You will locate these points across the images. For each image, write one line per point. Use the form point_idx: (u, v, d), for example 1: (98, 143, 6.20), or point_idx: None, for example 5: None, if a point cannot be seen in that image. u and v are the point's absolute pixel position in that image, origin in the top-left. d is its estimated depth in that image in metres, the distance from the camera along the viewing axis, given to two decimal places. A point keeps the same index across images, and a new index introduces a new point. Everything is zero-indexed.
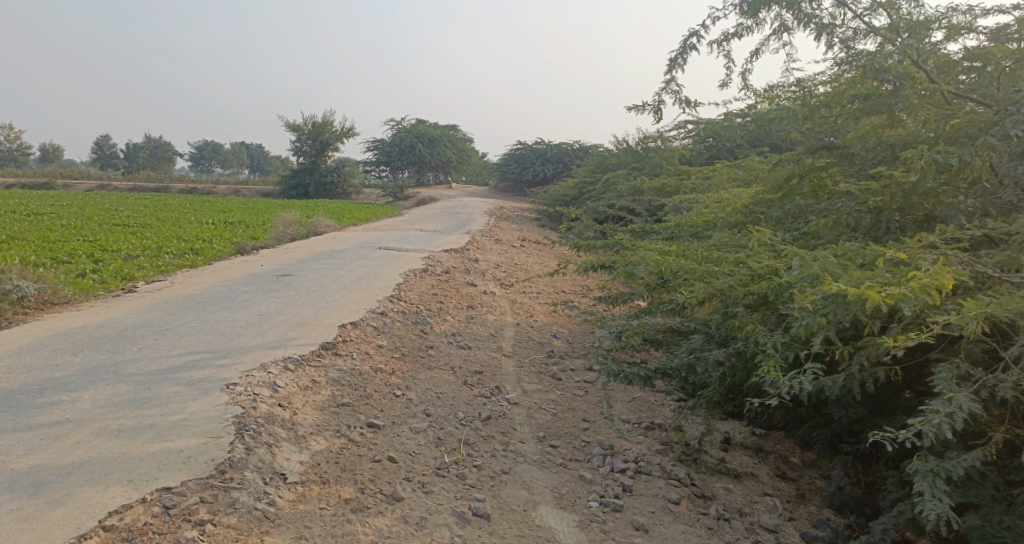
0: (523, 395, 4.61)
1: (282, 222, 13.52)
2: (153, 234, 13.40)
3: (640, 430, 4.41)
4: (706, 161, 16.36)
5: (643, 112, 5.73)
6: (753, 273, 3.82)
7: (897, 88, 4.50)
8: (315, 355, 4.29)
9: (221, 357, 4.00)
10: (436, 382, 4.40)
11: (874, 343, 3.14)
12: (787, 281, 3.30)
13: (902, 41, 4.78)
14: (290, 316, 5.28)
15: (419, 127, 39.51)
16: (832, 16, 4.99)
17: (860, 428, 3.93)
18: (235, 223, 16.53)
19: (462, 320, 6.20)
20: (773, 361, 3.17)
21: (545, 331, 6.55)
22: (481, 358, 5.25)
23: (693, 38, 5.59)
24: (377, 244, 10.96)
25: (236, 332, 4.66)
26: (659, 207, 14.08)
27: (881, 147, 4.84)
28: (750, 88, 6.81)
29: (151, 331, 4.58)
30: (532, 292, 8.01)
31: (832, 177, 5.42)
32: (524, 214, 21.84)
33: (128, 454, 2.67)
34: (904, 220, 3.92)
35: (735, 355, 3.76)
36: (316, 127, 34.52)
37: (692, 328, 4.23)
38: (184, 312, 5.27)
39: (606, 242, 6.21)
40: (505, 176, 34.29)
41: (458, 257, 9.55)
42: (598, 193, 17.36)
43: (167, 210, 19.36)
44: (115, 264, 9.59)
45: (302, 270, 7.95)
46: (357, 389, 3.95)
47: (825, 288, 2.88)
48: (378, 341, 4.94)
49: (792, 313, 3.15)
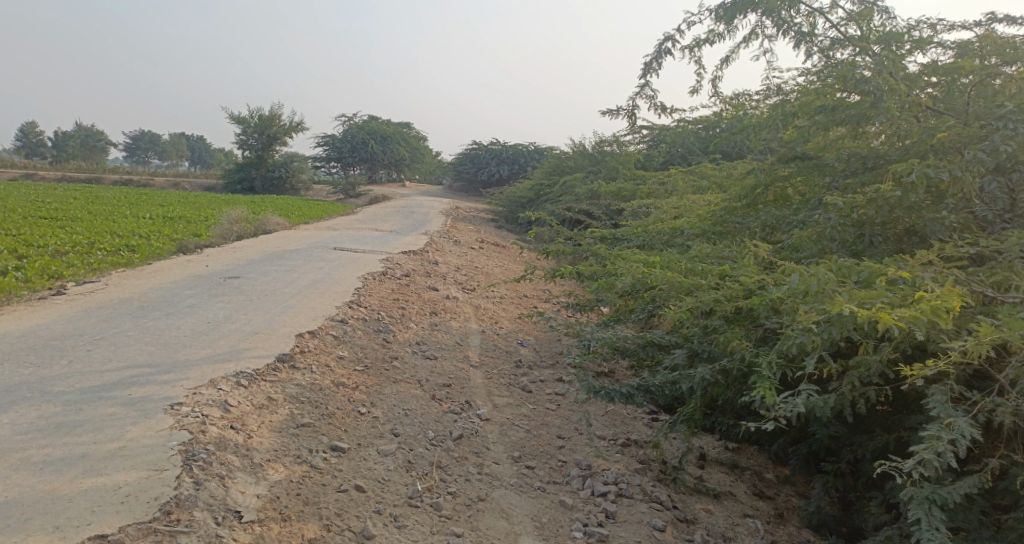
0: (493, 411, 4.37)
1: (227, 219, 12.90)
2: (85, 229, 12.62)
3: (615, 447, 4.20)
4: (661, 166, 16.39)
5: (616, 116, 5.57)
6: (740, 286, 3.66)
7: (878, 99, 4.41)
8: (270, 369, 3.95)
9: (164, 372, 3.62)
10: (402, 397, 4.11)
11: (868, 362, 2.99)
12: (778, 297, 3.13)
13: (880, 51, 4.71)
14: (241, 324, 4.90)
15: (371, 124, 38.77)
16: (811, 24, 4.90)
17: (840, 446, 3.82)
18: (175, 219, 15.71)
19: (425, 328, 5.91)
20: (767, 381, 3.00)
21: (510, 339, 6.31)
22: (448, 369, 4.97)
23: (668, 43, 5.46)
24: (330, 245, 10.53)
25: (181, 342, 4.26)
26: (616, 211, 14.01)
27: (855, 160, 4.77)
28: (719, 95, 6.72)
29: (83, 341, 4.15)
30: (494, 297, 7.78)
31: (800, 187, 5.34)
32: (479, 215, 21.56)
33: (54, 494, 2.31)
34: (887, 234, 3.82)
35: (720, 372, 3.59)
36: (263, 120, 33.47)
37: (672, 342, 4.04)
38: (121, 319, 4.82)
39: (574, 249, 6.01)
40: (459, 176, 33.93)
41: (417, 260, 9.24)
42: (555, 195, 17.21)
43: (100, 203, 18.37)
44: (43, 261, 8.91)
45: (250, 272, 7.50)
46: (318, 407, 3.63)
47: (827, 307, 2.73)
48: (339, 352, 4.62)
49: (786, 331, 2.99)
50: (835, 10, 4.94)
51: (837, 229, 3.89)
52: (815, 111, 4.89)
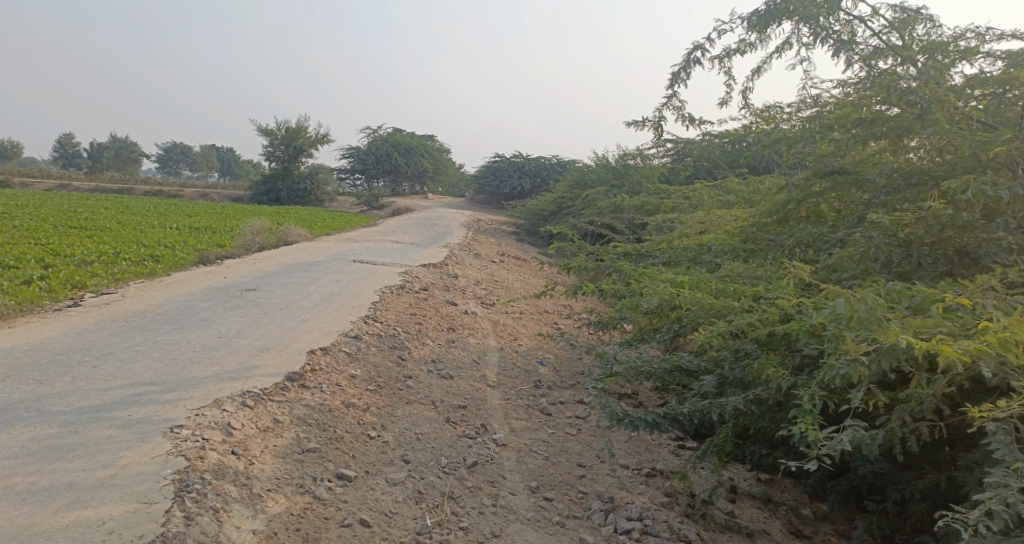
0: (511, 435, 4.15)
1: (249, 229, 12.88)
2: (111, 238, 12.70)
3: (640, 478, 3.96)
4: (685, 180, 16.09)
5: (642, 127, 5.36)
6: (774, 308, 3.41)
7: (924, 111, 4.13)
8: (278, 388, 3.78)
9: (167, 390, 3.46)
10: (415, 420, 3.92)
11: (919, 395, 2.73)
12: (819, 322, 2.88)
13: (925, 61, 4.44)
14: (253, 339, 4.75)
15: (395, 136, 38.96)
16: (851, 32, 4.66)
17: (885, 483, 3.54)
18: (201, 229, 15.79)
19: (442, 345, 5.72)
20: (806, 414, 2.76)
21: (530, 357, 6.10)
22: (464, 390, 4.78)
23: (697, 52, 5.25)
24: (350, 257, 10.42)
25: (190, 358, 4.12)
26: (640, 225, 13.74)
27: (896, 175, 4.48)
28: (749, 107, 6.47)
29: (90, 355, 4.03)
30: (514, 313, 7.58)
31: (834, 204, 5.09)
32: (500, 227, 21.42)
33: (34, 529, 2.15)
34: (937, 255, 3.53)
35: (753, 402, 3.34)
36: (290, 132, 33.78)
37: (701, 367, 3.80)
38: (132, 333, 4.70)
39: (597, 265, 5.78)
40: (482, 188, 33.89)
41: (437, 273, 9.08)
42: (578, 209, 16.99)
43: (128, 212, 18.57)
44: (66, 271, 8.91)
45: (268, 284, 7.39)
46: (326, 430, 3.45)
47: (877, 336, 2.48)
48: (351, 371, 4.45)
49: (828, 360, 2.74)
50: (876, 18, 4.69)
51: (882, 248, 3.62)
52: (853, 123, 4.63)
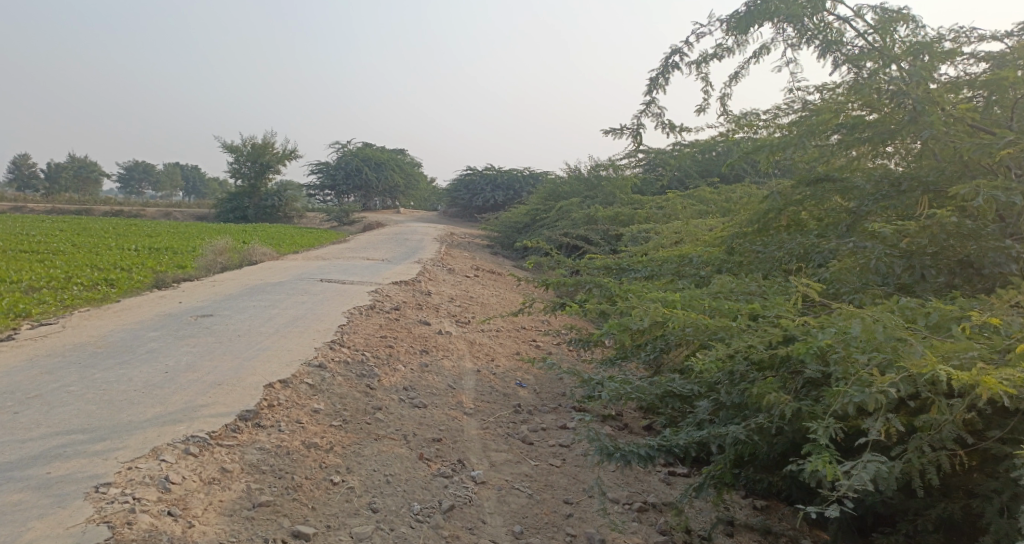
0: (490, 471, 3.79)
1: (211, 250, 12.37)
2: (65, 262, 12.07)
3: (631, 514, 3.62)
4: (657, 191, 15.91)
5: (620, 136, 5.09)
6: (774, 326, 3.12)
7: (917, 113, 3.90)
8: (229, 430, 3.39)
9: (98, 439, 3.06)
10: (383, 459, 3.55)
11: (938, 421, 2.42)
12: (827, 344, 2.59)
13: (913, 61, 4.23)
14: (204, 373, 4.34)
15: (365, 152, 38.51)
16: (839, 31, 4.48)
17: (898, 514, 3.21)
18: (162, 250, 15.18)
19: (414, 370, 5.34)
20: (821, 447, 2.45)
21: (508, 380, 5.75)
22: (438, 420, 4.41)
23: (676, 56, 5.01)
24: (317, 276, 10.00)
25: (130, 399, 3.71)
26: (615, 236, 13.50)
27: (886, 181, 4.22)
28: (726, 114, 6.24)
29: (14, 400, 3.59)
30: (489, 331, 7.25)
31: (815, 213, 4.83)
32: (473, 241, 21.07)
33: None
34: (941, 265, 3.28)
35: (755, 431, 3.02)
36: (256, 148, 33.09)
37: (695, 392, 3.49)
38: (68, 370, 4.27)
39: (575, 280, 5.45)
40: (454, 202, 33.52)
41: (408, 291, 8.70)
42: (551, 221, 16.72)
43: (85, 235, 17.83)
44: (12, 299, 8.35)
45: (227, 309, 6.95)
46: (282, 478, 3.07)
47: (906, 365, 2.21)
48: (313, 405, 4.06)
49: (840, 386, 2.44)
50: (860, 17, 4.49)
51: (883, 259, 3.34)
52: (837, 127, 4.42)
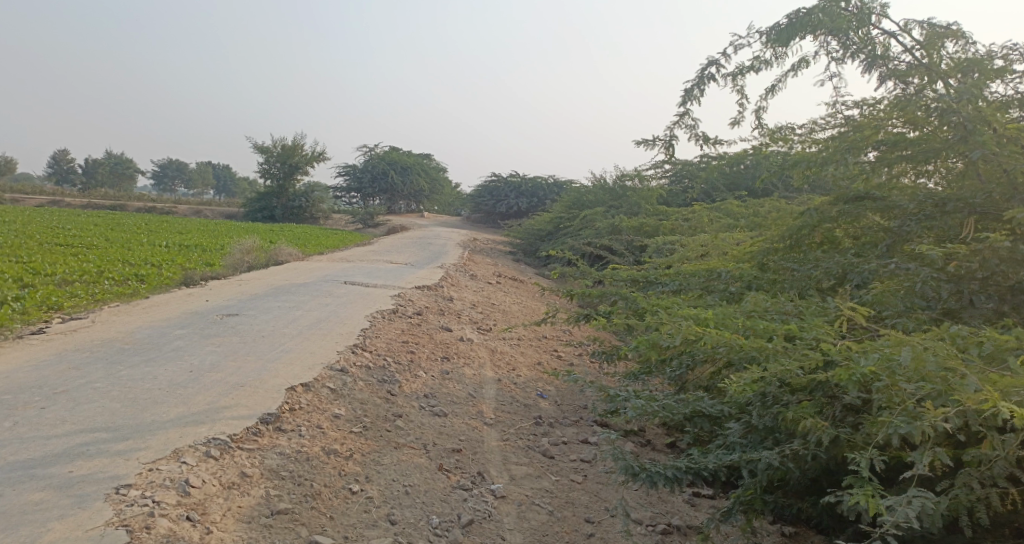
0: (510, 485, 3.72)
1: (237, 248, 12.47)
2: (96, 256, 12.25)
3: (654, 536, 3.53)
4: (683, 202, 15.75)
5: (652, 147, 5.01)
6: (811, 349, 3.01)
7: (966, 132, 3.78)
8: (250, 434, 3.37)
9: (120, 438, 3.05)
10: (403, 469, 3.50)
11: (988, 456, 2.31)
12: (869, 370, 2.49)
13: (963, 78, 4.10)
14: (227, 374, 4.33)
15: (391, 155, 38.76)
16: (885, 47, 4.35)
17: None
18: (190, 247, 15.37)
19: (435, 377, 5.29)
20: (862, 479, 2.35)
21: (529, 390, 5.68)
22: (459, 429, 4.35)
23: (712, 68, 4.92)
24: (340, 278, 10.02)
25: (153, 398, 3.70)
26: (639, 247, 13.37)
27: (929, 201, 4.06)
28: (760, 127, 6.11)
29: (40, 395, 3.60)
30: (511, 340, 7.19)
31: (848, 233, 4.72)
32: (496, 247, 21.05)
33: None
34: (989, 291, 3.15)
35: (788, 457, 2.92)
36: (285, 149, 33.46)
37: (725, 412, 3.40)
38: (94, 366, 4.28)
39: (601, 292, 5.37)
40: (478, 208, 33.57)
41: (431, 296, 8.67)
42: (574, 229, 16.62)
43: (117, 230, 18.14)
44: (43, 291, 8.47)
45: (251, 309, 6.97)
46: (301, 485, 3.03)
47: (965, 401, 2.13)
48: (334, 411, 4.03)
49: (883, 417, 2.33)
50: (907, 32, 4.35)
51: (929, 283, 3.22)
52: (875, 144, 4.36)
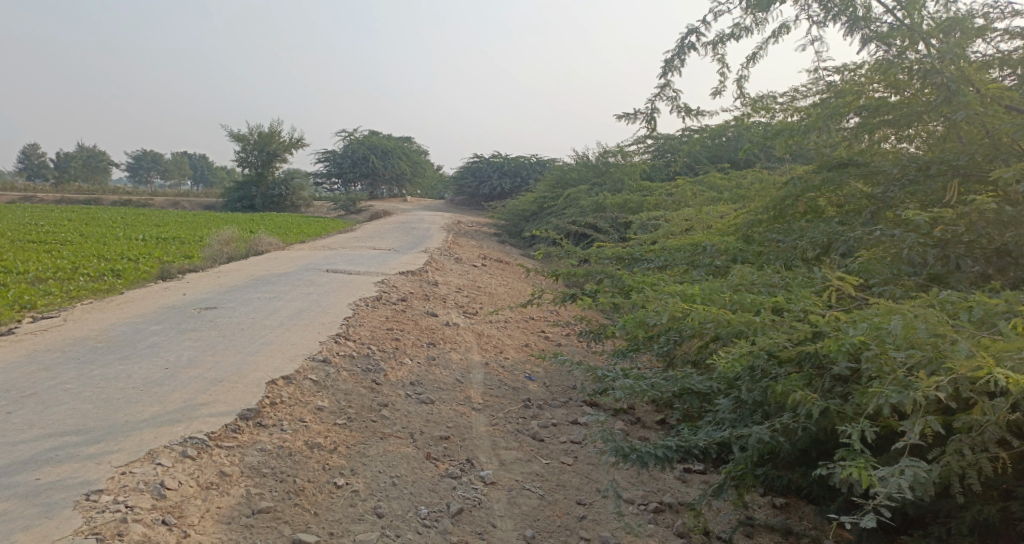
0: (499, 471, 3.65)
1: (217, 240, 12.27)
2: (73, 253, 12.00)
3: (647, 516, 3.48)
4: (666, 177, 15.66)
5: (633, 121, 4.91)
6: (800, 321, 2.95)
7: (950, 93, 3.71)
8: (229, 431, 3.26)
9: (91, 442, 2.94)
10: (388, 459, 3.42)
11: (979, 422, 2.25)
12: (859, 340, 2.42)
13: (945, 39, 4.01)
14: (205, 369, 4.21)
15: (371, 140, 38.32)
16: (865, 8, 4.25)
17: (930, 517, 3.04)
18: (170, 240, 15.10)
19: (420, 363, 5.20)
20: (855, 451, 2.29)
21: (517, 373, 5.60)
22: (445, 416, 4.27)
23: (691, 37, 4.81)
24: (323, 266, 9.86)
25: (127, 398, 3.58)
26: (624, 223, 13.30)
27: (913, 166, 3.99)
28: (742, 97, 6.01)
29: (8, 400, 3.47)
30: (498, 322, 7.10)
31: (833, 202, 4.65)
32: (481, 229, 20.90)
33: None
34: (976, 254, 3.09)
35: (780, 431, 2.86)
36: (263, 137, 32.94)
37: (714, 389, 3.33)
38: (66, 367, 4.15)
39: (586, 271, 5.28)
40: (461, 190, 33.32)
41: (415, 281, 8.55)
42: (558, 208, 16.51)
43: (94, 225, 17.82)
44: (17, 290, 8.27)
45: (231, 301, 6.82)
46: (282, 481, 2.94)
47: (956, 368, 2.07)
48: (316, 402, 3.93)
49: (874, 387, 2.27)
50: None
51: (916, 249, 3.16)
52: (856, 110, 4.25)
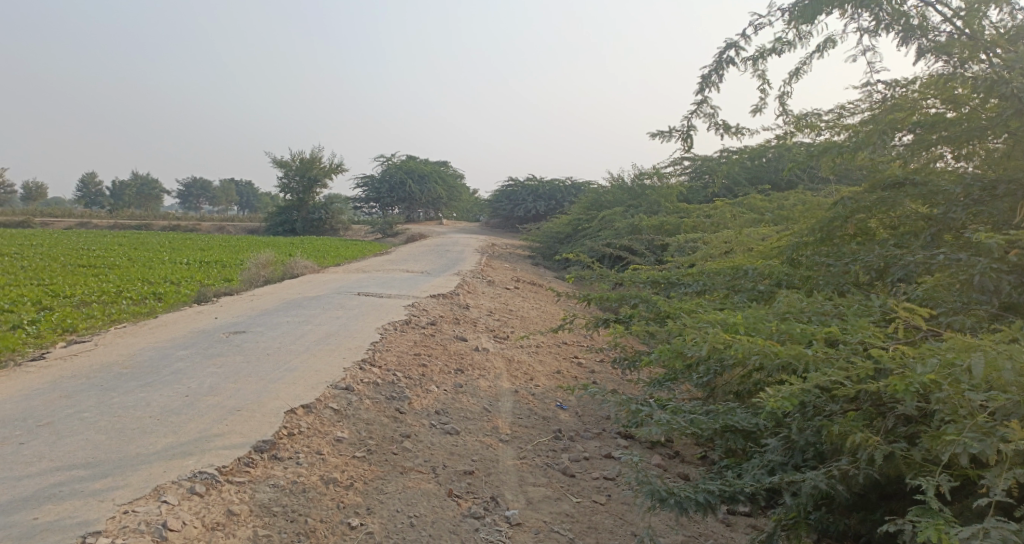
0: (527, 510, 3.42)
1: (253, 263, 12.35)
2: (115, 276, 12.21)
3: None
4: (704, 199, 15.32)
5: (668, 139, 4.70)
6: (858, 354, 2.69)
7: (1020, 105, 3.41)
8: (241, 464, 3.12)
9: (99, 476, 2.82)
10: (410, 497, 3.23)
11: None
12: (929, 378, 2.16)
13: (1010, 48, 3.72)
14: (225, 397, 4.09)
15: (408, 164, 38.73)
16: (920, 17, 4.00)
17: None
18: (211, 264, 15.30)
19: (448, 391, 5.01)
20: (927, 508, 2.01)
21: (548, 401, 5.36)
22: (471, 449, 4.06)
23: (731, 51, 4.60)
24: (354, 290, 9.80)
25: (142, 428, 3.47)
26: (660, 246, 13.00)
27: (978, 184, 3.69)
28: (784, 115, 5.74)
29: (23, 430, 3.39)
30: (529, 348, 6.88)
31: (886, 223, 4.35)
32: (516, 252, 20.75)
33: None
34: None
35: (836, 477, 2.58)
36: (303, 163, 33.50)
37: (760, 426, 3.07)
38: (87, 394, 4.07)
39: (620, 295, 5.05)
40: (496, 213, 33.32)
41: (447, 305, 8.40)
42: (594, 230, 16.28)
43: (140, 248, 18.23)
44: (58, 314, 8.37)
45: (260, 325, 6.75)
46: (294, 521, 2.77)
47: None
48: (337, 433, 3.77)
49: (951, 434, 2.00)
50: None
51: (987, 275, 2.87)
52: (909, 127, 3.97)
